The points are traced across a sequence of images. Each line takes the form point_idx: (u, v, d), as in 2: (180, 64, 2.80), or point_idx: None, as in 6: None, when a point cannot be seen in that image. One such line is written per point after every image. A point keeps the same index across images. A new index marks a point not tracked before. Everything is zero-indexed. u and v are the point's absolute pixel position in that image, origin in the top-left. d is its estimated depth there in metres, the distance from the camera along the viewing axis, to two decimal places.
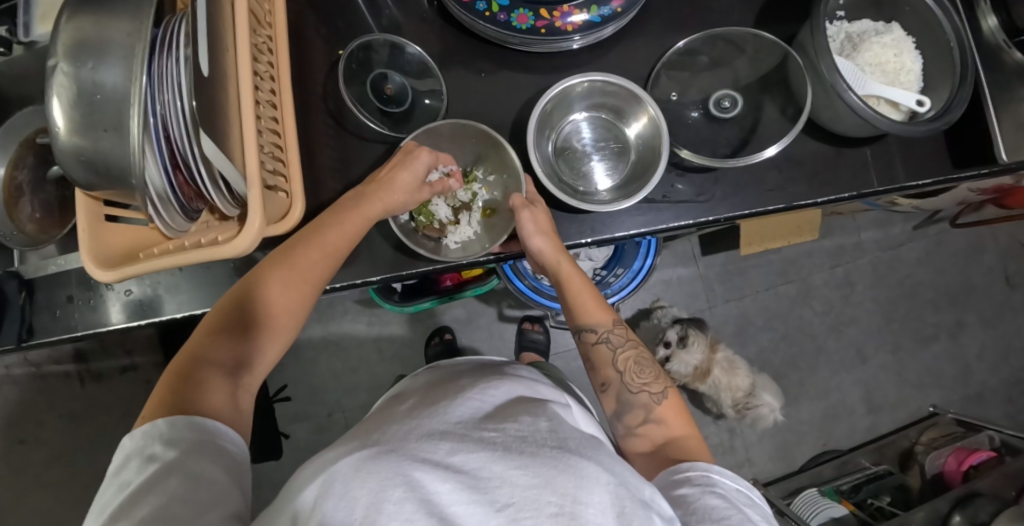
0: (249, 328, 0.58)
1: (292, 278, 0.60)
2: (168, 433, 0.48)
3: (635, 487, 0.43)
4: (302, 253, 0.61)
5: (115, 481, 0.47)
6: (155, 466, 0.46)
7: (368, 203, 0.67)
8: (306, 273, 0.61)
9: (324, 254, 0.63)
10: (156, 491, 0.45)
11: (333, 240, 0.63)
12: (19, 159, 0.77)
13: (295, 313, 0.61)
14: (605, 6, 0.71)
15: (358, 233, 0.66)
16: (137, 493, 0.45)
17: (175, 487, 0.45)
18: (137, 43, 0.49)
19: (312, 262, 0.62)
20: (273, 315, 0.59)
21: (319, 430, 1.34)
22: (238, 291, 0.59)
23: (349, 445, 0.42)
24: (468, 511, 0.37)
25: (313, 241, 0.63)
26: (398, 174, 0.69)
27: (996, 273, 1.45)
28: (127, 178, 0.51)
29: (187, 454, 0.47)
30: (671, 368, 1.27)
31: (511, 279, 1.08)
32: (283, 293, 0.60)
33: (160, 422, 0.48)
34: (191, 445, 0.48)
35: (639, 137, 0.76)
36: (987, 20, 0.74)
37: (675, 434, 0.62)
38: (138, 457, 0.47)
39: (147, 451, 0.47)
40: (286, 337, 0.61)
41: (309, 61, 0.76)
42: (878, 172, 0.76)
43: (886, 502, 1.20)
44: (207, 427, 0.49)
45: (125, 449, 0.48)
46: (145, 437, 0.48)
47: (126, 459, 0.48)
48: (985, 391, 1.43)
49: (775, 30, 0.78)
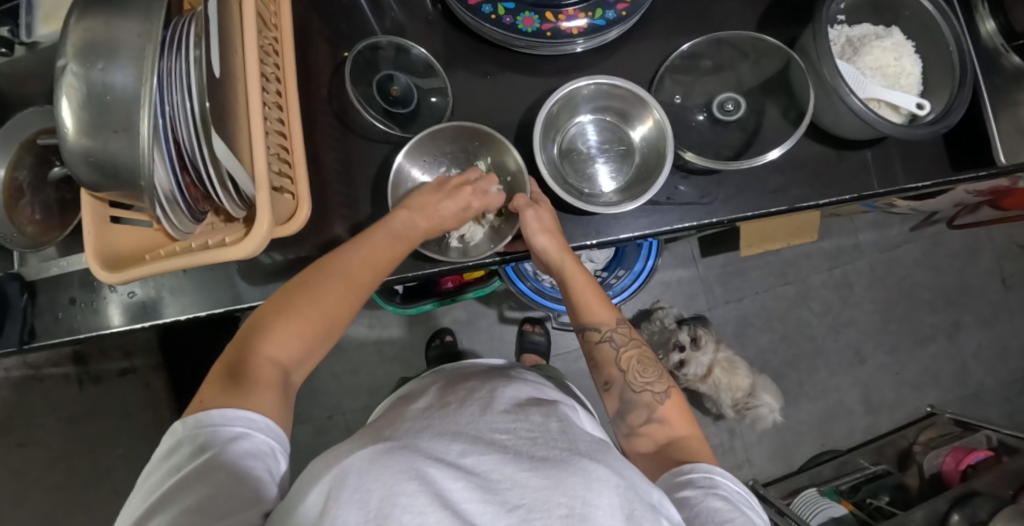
0: (298, 331, 0.57)
1: (339, 283, 0.60)
2: (218, 425, 0.49)
3: (644, 490, 0.43)
4: (355, 265, 0.62)
5: (165, 463, 0.48)
6: (205, 456, 0.47)
7: (416, 231, 0.68)
8: (351, 279, 0.61)
9: (373, 265, 0.63)
10: (206, 480, 0.46)
11: (381, 257, 0.64)
12: (18, 160, 0.76)
13: (335, 325, 0.60)
14: (609, 9, 0.71)
15: (404, 251, 0.66)
16: (188, 478, 0.46)
17: (223, 478, 0.46)
18: (147, 45, 0.48)
19: (360, 268, 0.62)
20: (316, 324, 0.58)
21: (319, 432, 1.34)
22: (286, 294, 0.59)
23: (360, 442, 0.43)
24: (480, 510, 0.37)
25: (358, 252, 0.63)
26: (444, 203, 0.70)
27: (993, 273, 1.47)
28: (135, 179, 0.51)
29: (236, 450, 0.48)
30: (687, 372, 1.27)
31: (513, 280, 1.09)
32: (332, 300, 0.60)
33: (211, 412, 0.50)
34: (238, 440, 0.49)
35: (644, 139, 0.76)
36: (985, 24, 0.75)
37: (677, 434, 0.62)
38: (188, 444, 0.48)
39: (197, 440, 0.48)
40: (331, 340, 0.61)
41: (314, 63, 0.77)
42: (879, 174, 0.77)
43: (885, 502, 1.23)
44: (253, 423, 0.50)
45: (176, 434, 0.50)
46: (196, 426, 0.49)
47: (176, 444, 0.49)
48: (982, 390, 1.44)
49: (777, 33, 0.79)
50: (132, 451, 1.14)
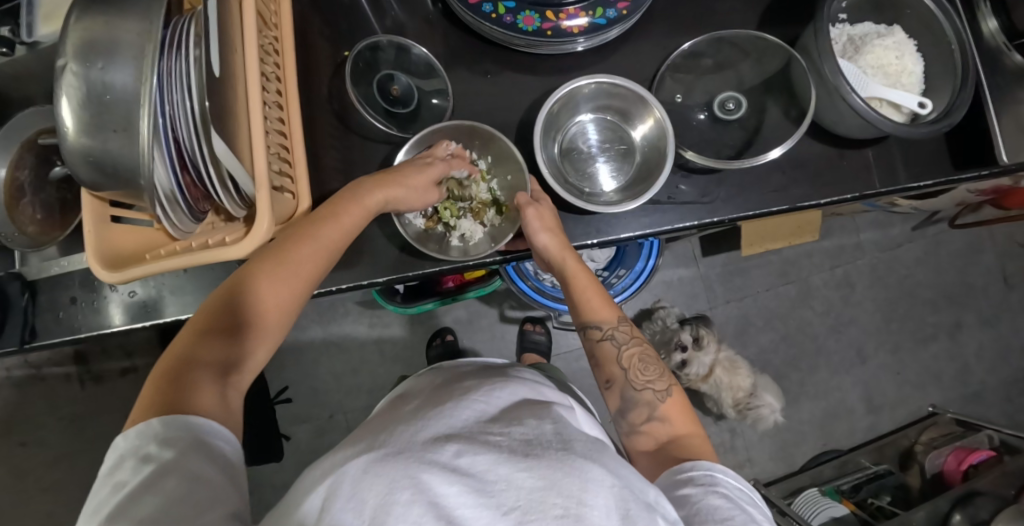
0: (246, 323, 0.55)
1: (284, 269, 0.57)
2: (162, 433, 0.46)
3: (640, 490, 0.43)
4: (295, 248, 0.59)
5: (109, 481, 0.45)
6: (152, 467, 0.44)
7: (367, 194, 0.65)
8: (295, 259, 0.58)
9: (319, 249, 0.60)
10: (155, 492, 0.43)
11: (327, 240, 0.61)
12: (18, 159, 0.75)
13: (282, 312, 0.57)
14: (610, 8, 0.71)
15: (353, 219, 0.64)
16: (135, 493, 0.43)
17: (173, 488, 0.43)
18: (147, 45, 0.48)
19: (307, 253, 0.59)
20: (259, 313, 0.56)
21: (320, 431, 1.34)
22: (226, 285, 0.56)
23: (355, 447, 0.42)
24: (476, 514, 0.37)
25: (302, 236, 0.60)
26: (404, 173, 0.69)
27: (994, 273, 1.46)
28: (135, 179, 0.51)
29: (186, 455, 0.45)
30: (688, 371, 1.26)
31: (513, 280, 1.09)
32: (273, 287, 0.56)
33: (154, 421, 0.46)
34: (187, 445, 0.45)
35: (644, 138, 0.76)
36: (987, 23, 0.75)
37: (678, 432, 0.62)
38: (132, 458, 0.45)
39: (142, 451, 0.45)
40: (282, 328, 0.58)
41: (314, 62, 0.77)
42: (881, 174, 0.76)
43: (886, 501, 1.23)
44: (202, 427, 0.47)
45: (118, 449, 0.46)
46: (139, 437, 0.46)
47: (119, 460, 0.45)
48: (984, 390, 1.44)
49: (778, 32, 0.79)
50: None
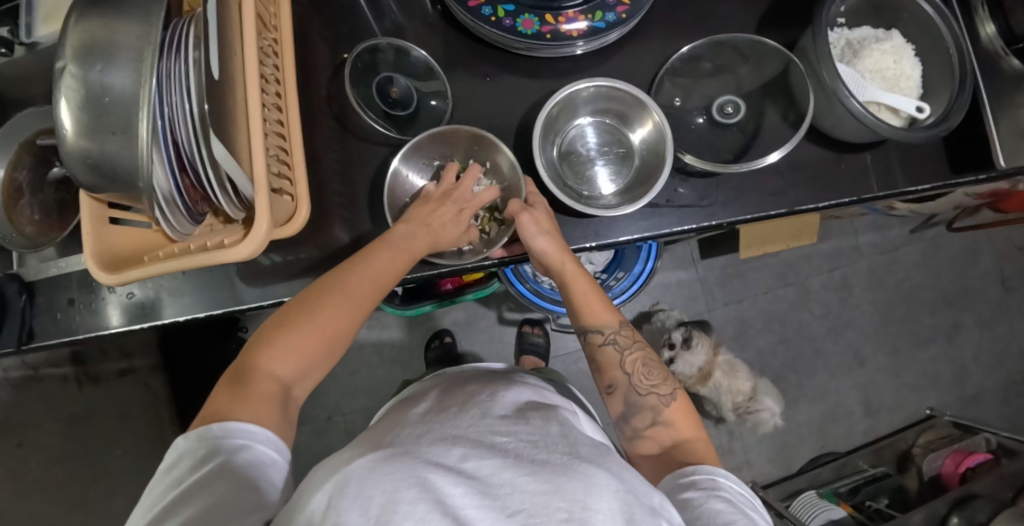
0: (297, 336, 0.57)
1: (341, 297, 0.60)
2: (221, 438, 0.50)
3: (644, 494, 0.43)
4: (354, 281, 0.61)
5: (167, 477, 0.49)
6: (207, 468, 0.48)
7: (416, 243, 0.67)
8: (354, 292, 0.61)
9: (372, 283, 0.62)
10: (205, 493, 0.46)
11: (382, 274, 0.63)
12: (17, 160, 0.75)
13: (340, 336, 0.60)
14: (609, 12, 0.71)
15: (404, 265, 0.65)
16: (190, 492, 0.46)
17: (223, 491, 0.46)
18: (146, 47, 0.48)
19: (364, 281, 0.62)
20: (322, 336, 0.58)
21: (319, 433, 1.34)
22: (292, 306, 0.59)
23: (360, 449, 0.42)
24: (481, 515, 0.37)
25: (362, 266, 0.62)
26: (440, 210, 0.71)
27: (993, 275, 1.47)
28: (134, 181, 0.50)
29: (239, 461, 0.48)
30: (675, 369, 1.27)
31: (512, 282, 1.09)
32: (331, 313, 0.59)
33: (213, 426, 0.50)
34: (239, 451, 0.49)
35: (643, 141, 0.76)
36: (985, 30, 0.74)
37: (683, 436, 0.63)
38: (189, 457, 0.49)
39: (198, 452, 0.49)
40: (336, 354, 0.61)
41: (314, 65, 0.77)
42: (879, 178, 0.77)
43: (884, 504, 1.24)
44: (255, 435, 0.51)
45: (178, 447, 0.50)
46: (198, 439, 0.50)
47: (178, 457, 0.50)
48: (982, 393, 1.44)
49: (777, 35, 0.79)
50: (131, 451, 1.12)
